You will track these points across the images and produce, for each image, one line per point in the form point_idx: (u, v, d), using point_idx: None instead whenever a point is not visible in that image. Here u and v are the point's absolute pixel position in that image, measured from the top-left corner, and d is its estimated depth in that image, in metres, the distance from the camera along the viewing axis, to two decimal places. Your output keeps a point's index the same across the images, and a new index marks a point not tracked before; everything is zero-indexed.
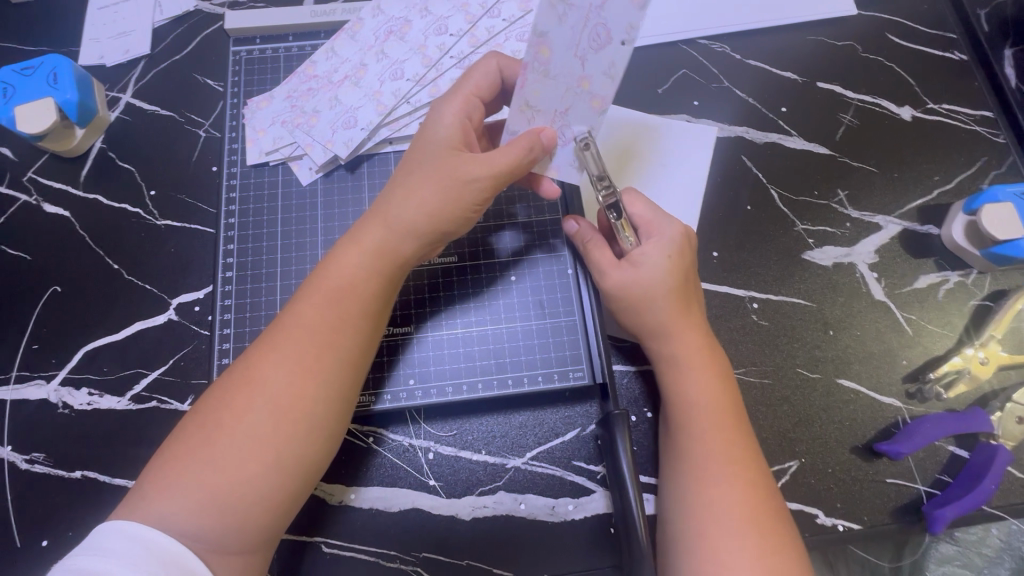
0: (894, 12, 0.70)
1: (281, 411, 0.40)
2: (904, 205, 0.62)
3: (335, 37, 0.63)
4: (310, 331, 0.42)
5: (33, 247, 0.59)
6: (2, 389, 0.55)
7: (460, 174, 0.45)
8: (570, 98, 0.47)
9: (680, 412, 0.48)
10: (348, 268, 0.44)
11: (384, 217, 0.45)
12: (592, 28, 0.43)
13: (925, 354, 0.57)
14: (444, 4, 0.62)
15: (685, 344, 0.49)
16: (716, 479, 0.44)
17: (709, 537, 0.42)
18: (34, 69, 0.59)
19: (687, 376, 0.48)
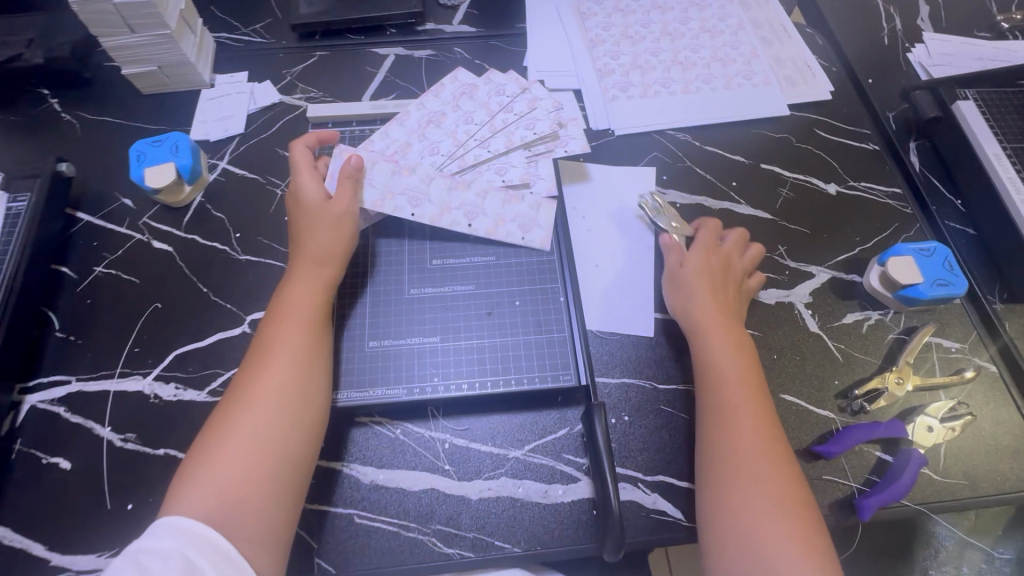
0: (820, 114, 0.90)
1: (273, 393, 0.55)
2: (832, 259, 0.78)
3: (387, 124, 0.81)
4: (276, 337, 0.59)
5: (142, 273, 0.76)
6: (106, 382, 0.68)
7: (337, 212, 0.66)
8: (383, 184, 0.71)
9: (712, 377, 0.63)
10: (303, 293, 0.62)
11: (307, 256, 0.64)
12: (420, 196, 0.72)
13: (853, 376, 0.70)
14: (470, 102, 0.82)
15: (711, 328, 0.65)
16: (746, 421, 0.59)
17: (739, 467, 0.56)
18: (162, 143, 0.79)
19: (716, 347, 0.64)
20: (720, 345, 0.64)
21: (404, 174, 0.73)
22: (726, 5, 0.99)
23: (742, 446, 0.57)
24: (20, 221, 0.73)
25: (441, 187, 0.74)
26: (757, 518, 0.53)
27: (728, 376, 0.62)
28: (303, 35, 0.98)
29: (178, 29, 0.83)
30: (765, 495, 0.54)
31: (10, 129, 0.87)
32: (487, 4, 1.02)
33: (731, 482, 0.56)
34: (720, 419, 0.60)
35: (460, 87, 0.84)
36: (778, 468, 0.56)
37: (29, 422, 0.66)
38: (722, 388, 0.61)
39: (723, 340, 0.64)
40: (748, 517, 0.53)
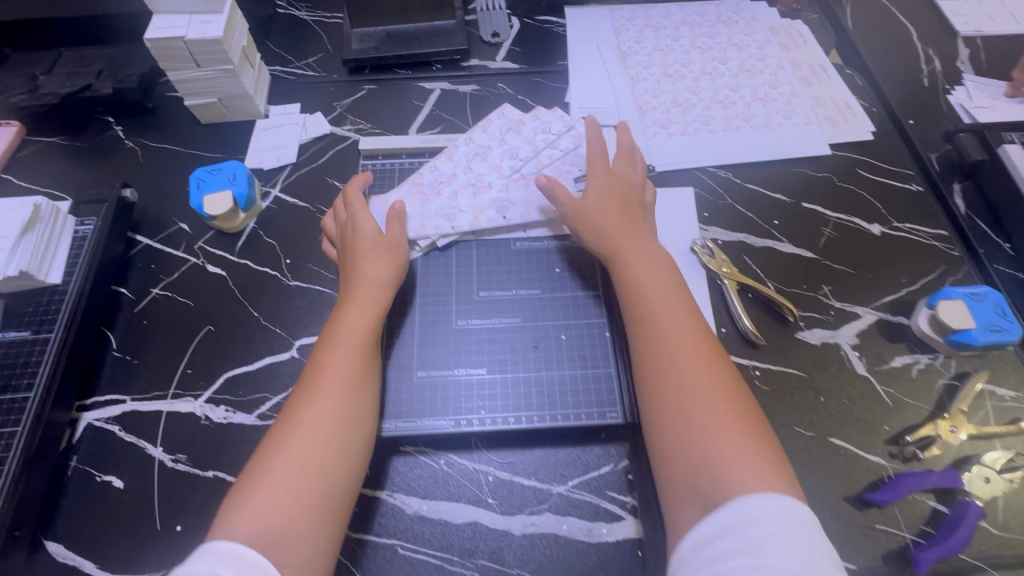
0: (862, 154, 0.91)
1: (323, 418, 0.56)
2: (878, 300, 0.77)
3: (436, 157, 0.83)
4: (330, 361, 0.60)
5: (196, 296, 0.78)
6: (159, 402, 0.70)
7: (391, 243, 0.69)
8: (419, 214, 0.76)
9: (629, 292, 0.66)
10: (354, 324, 0.63)
11: (361, 282, 0.66)
12: (453, 214, 0.76)
13: (903, 421, 0.69)
14: (516, 137, 0.84)
15: (625, 245, 0.69)
16: (678, 340, 0.61)
17: (680, 382, 0.58)
18: (220, 171, 0.83)
19: (631, 267, 0.67)
20: (647, 281, 0.66)
21: (433, 199, 0.78)
22: (765, 46, 1.02)
23: (683, 376, 0.59)
24: (86, 243, 0.76)
25: (469, 197, 0.78)
26: (715, 437, 0.55)
27: (645, 293, 0.65)
28: (352, 69, 1.02)
29: (240, 64, 0.88)
30: (708, 401, 0.57)
31: (77, 155, 0.92)
32: (530, 42, 1.05)
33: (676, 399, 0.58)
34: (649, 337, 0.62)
35: (507, 122, 0.86)
36: (717, 376, 0.59)
37: (85, 440, 0.68)
38: (662, 329, 0.62)
39: (648, 279, 0.66)
40: (695, 424, 0.56)
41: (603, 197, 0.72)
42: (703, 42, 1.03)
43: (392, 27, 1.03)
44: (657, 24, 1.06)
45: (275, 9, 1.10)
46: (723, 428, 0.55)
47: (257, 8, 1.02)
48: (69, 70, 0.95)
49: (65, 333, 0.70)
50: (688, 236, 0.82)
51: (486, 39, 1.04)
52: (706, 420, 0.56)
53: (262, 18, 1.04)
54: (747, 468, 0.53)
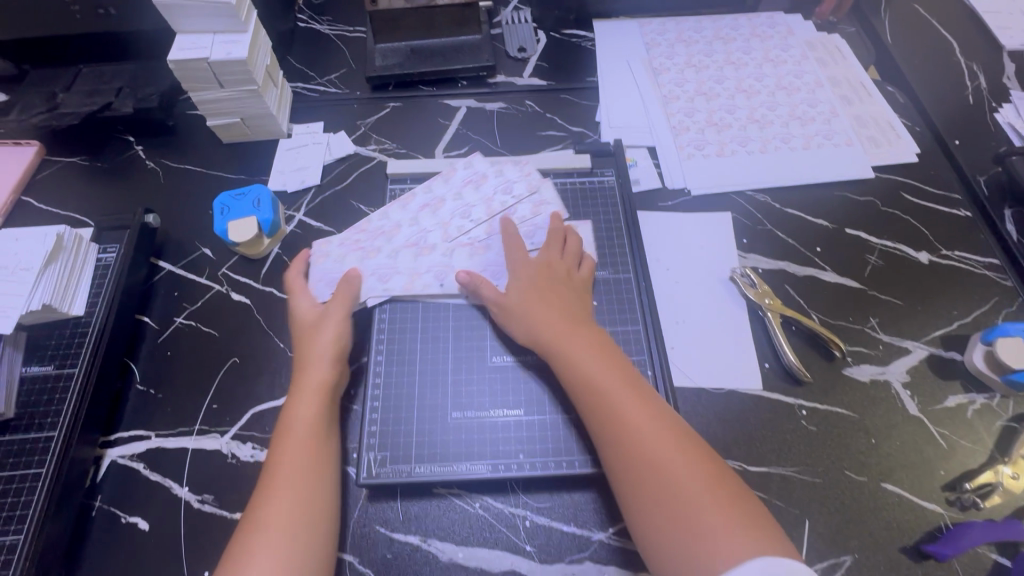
0: (906, 176, 0.87)
1: (285, 513, 0.54)
2: (929, 333, 0.74)
3: (388, 205, 0.80)
4: (282, 455, 0.58)
5: (220, 326, 0.76)
6: (185, 439, 0.68)
7: (344, 310, 0.68)
8: (362, 268, 0.73)
9: (580, 380, 0.60)
10: (301, 409, 0.61)
11: (306, 361, 0.64)
12: (390, 272, 0.73)
13: (961, 466, 0.65)
14: (473, 194, 0.80)
15: (559, 335, 0.63)
16: (638, 421, 0.56)
17: (651, 465, 0.54)
18: (244, 196, 0.80)
19: (577, 353, 0.61)
20: (574, 351, 0.61)
21: (371, 256, 0.75)
22: (802, 62, 0.98)
23: (642, 445, 0.55)
24: (109, 272, 0.74)
25: (408, 258, 0.74)
26: (690, 501, 0.51)
27: (592, 375, 0.60)
28: (376, 85, 0.99)
29: (264, 83, 0.85)
30: (682, 482, 0.52)
31: (97, 176, 0.90)
32: (557, 57, 1.02)
33: (644, 489, 0.53)
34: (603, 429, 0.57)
35: (466, 177, 0.82)
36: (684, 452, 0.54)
37: (109, 478, 0.66)
38: (603, 396, 0.58)
39: (584, 364, 0.60)
40: (689, 516, 0.50)
41: (526, 285, 0.67)
42: (738, 58, 0.99)
43: (416, 42, 1.00)
44: (690, 38, 1.02)
45: (296, 23, 1.07)
46: (694, 489, 0.52)
47: (279, 22, 1.00)
48: (89, 87, 0.93)
49: (89, 368, 0.68)
50: (728, 264, 0.79)
51: (513, 53, 1.01)
52: (676, 484, 0.52)
53: (284, 33, 1.02)
54: (727, 536, 0.49)
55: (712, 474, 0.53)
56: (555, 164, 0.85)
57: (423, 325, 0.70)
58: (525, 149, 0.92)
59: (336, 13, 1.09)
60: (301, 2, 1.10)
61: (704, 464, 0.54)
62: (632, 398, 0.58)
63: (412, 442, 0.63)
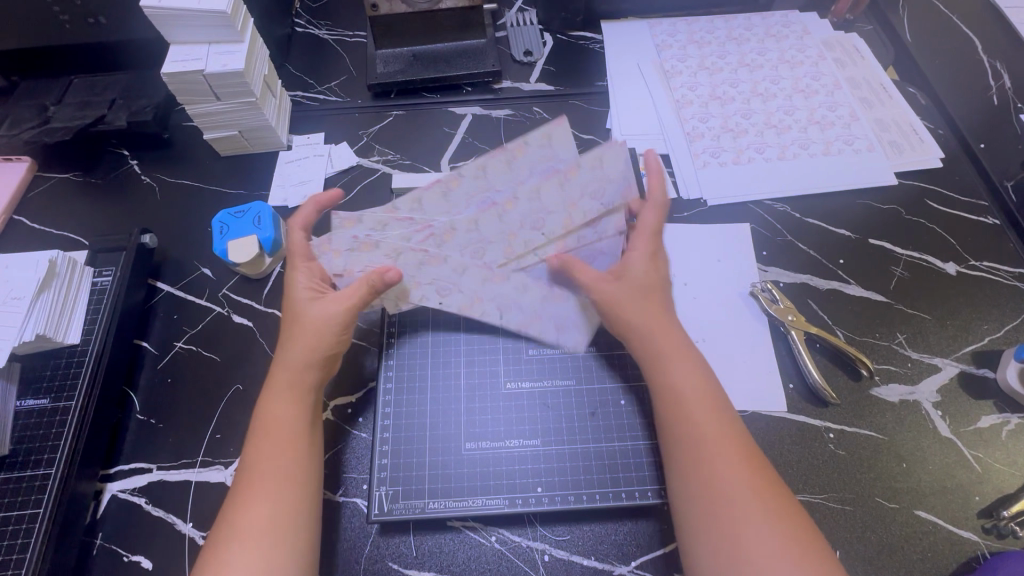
0: (930, 182, 0.84)
1: (261, 521, 0.53)
2: (959, 350, 0.71)
3: (427, 186, 0.63)
4: (260, 460, 0.56)
5: (222, 350, 0.73)
6: (187, 472, 0.66)
7: (328, 319, 0.63)
8: (415, 277, 0.65)
9: (675, 400, 0.59)
10: (282, 413, 0.59)
11: (286, 365, 0.61)
12: (450, 286, 0.65)
13: (996, 491, 0.63)
14: (556, 193, 0.65)
15: (662, 353, 0.61)
16: (722, 457, 0.55)
17: (720, 501, 0.53)
18: (244, 213, 0.77)
19: (677, 372, 0.60)
20: (673, 361, 0.61)
21: (433, 263, 0.65)
22: (819, 63, 0.95)
23: (720, 476, 0.54)
24: (106, 297, 0.71)
25: (477, 276, 0.66)
26: (744, 514, 0.52)
27: (688, 399, 0.58)
28: (378, 93, 0.96)
29: (262, 95, 0.82)
30: (759, 519, 0.51)
31: (91, 192, 0.86)
32: (565, 60, 0.98)
33: (720, 525, 0.52)
34: (692, 457, 0.55)
35: (550, 162, 0.64)
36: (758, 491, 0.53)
37: (109, 514, 0.63)
38: (686, 406, 0.58)
39: (683, 388, 0.59)
40: (755, 555, 0.50)
41: (648, 273, 0.66)
42: (752, 59, 0.96)
43: (419, 47, 0.97)
44: (702, 39, 0.99)
45: (293, 27, 1.03)
46: (745, 504, 0.52)
47: (275, 28, 0.96)
48: (80, 99, 0.89)
49: (86, 399, 0.66)
50: (749, 278, 0.76)
51: (519, 57, 0.98)
52: (729, 497, 0.52)
53: (281, 39, 0.98)
54: (784, 560, 0.49)
55: (764, 492, 0.53)
56: None
57: (433, 350, 0.68)
58: None
59: (334, 17, 1.05)
60: (299, 6, 1.06)
61: (781, 502, 0.53)
62: (712, 415, 0.57)
63: (425, 475, 0.61)
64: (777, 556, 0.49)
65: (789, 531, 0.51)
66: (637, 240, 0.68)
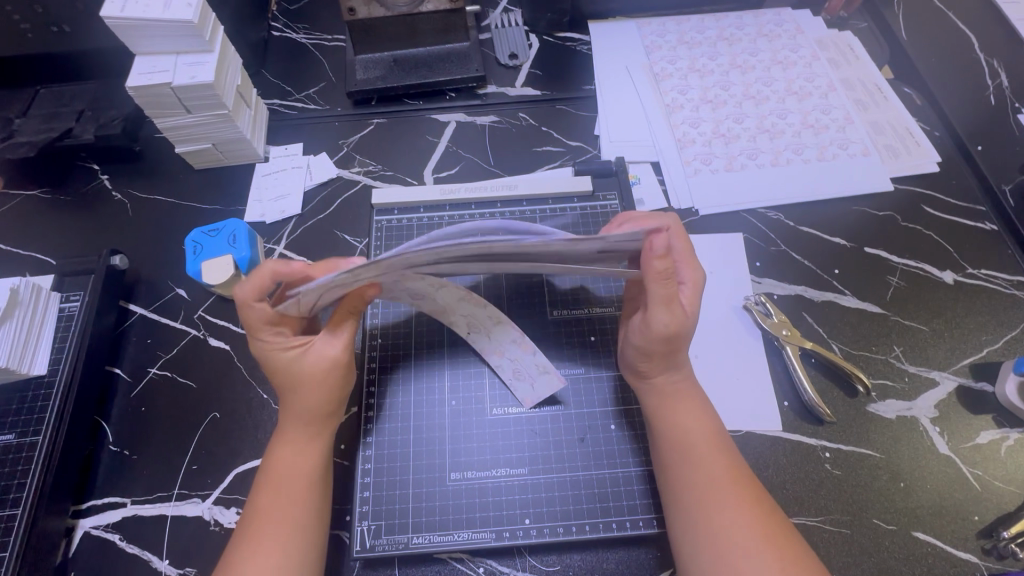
0: (927, 187, 0.82)
1: (263, 570, 0.50)
2: (956, 362, 0.70)
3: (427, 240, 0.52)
4: (268, 508, 0.54)
5: (197, 376, 0.71)
6: (163, 505, 0.63)
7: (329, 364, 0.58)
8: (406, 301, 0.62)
9: (681, 440, 0.57)
10: (294, 460, 0.57)
11: (292, 410, 0.58)
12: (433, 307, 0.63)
13: (996, 510, 0.61)
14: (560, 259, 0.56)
15: (671, 393, 0.59)
16: (732, 501, 0.52)
17: (728, 548, 0.50)
18: (218, 232, 0.74)
19: (682, 410, 0.58)
20: (680, 400, 0.59)
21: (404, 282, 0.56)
22: (812, 63, 0.92)
23: (732, 521, 0.51)
24: (74, 324, 0.68)
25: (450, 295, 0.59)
26: (752, 559, 0.49)
27: (695, 438, 0.56)
28: (358, 101, 0.92)
29: (235, 107, 0.78)
30: (770, 569, 0.49)
31: (59, 210, 0.83)
32: (552, 63, 0.95)
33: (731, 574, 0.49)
34: (701, 500, 0.53)
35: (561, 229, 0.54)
36: (770, 538, 0.50)
37: (82, 552, 0.61)
38: (692, 447, 0.56)
39: (690, 427, 0.57)
40: None
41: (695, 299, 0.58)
42: (744, 60, 0.93)
43: (399, 52, 0.93)
44: (692, 40, 0.96)
45: (269, 32, 1.00)
46: (753, 549, 0.50)
47: (250, 34, 0.92)
48: (47, 111, 0.85)
49: (54, 434, 0.63)
50: (742, 291, 0.74)
51: (504, 61, 0.94)
52: (736, 542, 0.50)
53: (255, 44, 0.94)
54: None
55: (774, 534, 0.51)
56: (553, 187, 0.79)
57: (416, 373, 0.65)
58: (521, 168, 0.86)
59: (311, 20, 1.01)
60: (275, 9, 1.02)
61: (794, 548, 0.50)
62: (717, 456, 0.55)
63: (409, 508, 0.59)
64: None
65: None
66: (683, 268, 0.58)
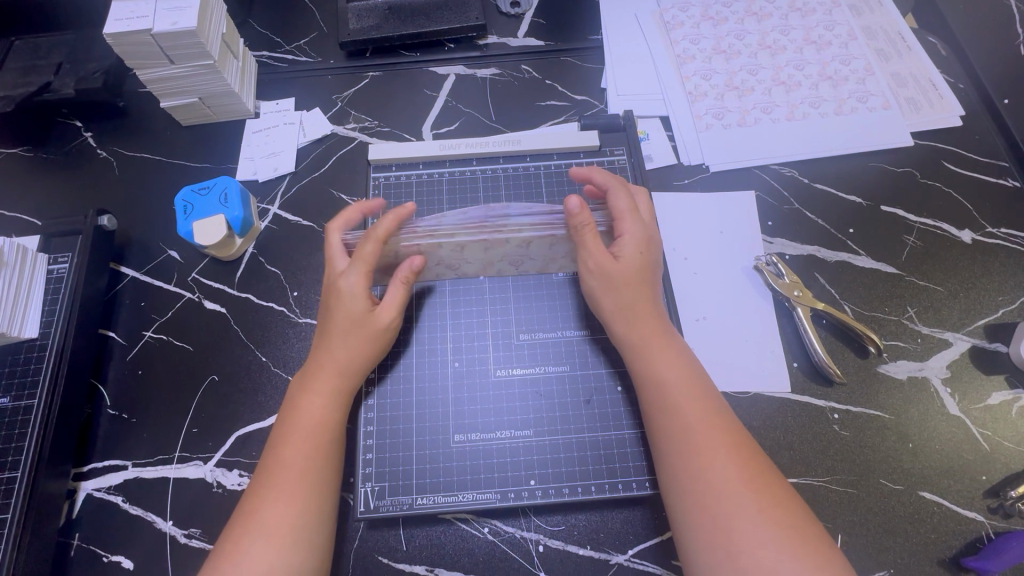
0: (949, 143, 0.78)
1: (282, 522, 0.49)
2: (971, 324, 0.68)
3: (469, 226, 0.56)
4: (292, 460, 0.52)
5: (194, 339, 0.69)
6: (165, 468, 0.63)
7: (379, 329, 0.58)
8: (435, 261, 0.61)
9: (662, 391, 0.54)
10: (312, 410, 0.55)
11: (332, 364, 0.57)
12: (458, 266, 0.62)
13: (1004, 470, 0.61)
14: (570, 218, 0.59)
15: (652, 342, 0.56)
16: (715, 448, 0.50)
17: (713, 498, 0.48)
18: (208, 190, 0.71)
19: (662, 360, 0.55)
20: (661, 347, 0.56)
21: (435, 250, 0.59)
22: (833, 10, 0.87)
23: (714, 468, 0.49)
24: (64, 287, 0.66)
25: (478, 250, 0.59)
26: (731, 503, 0.48)
27: (676, 387, 0.54)
28: (352, 53, 0.87)
29: (221, 57, 0.74)
30: (751, 517, 0.47)
31: (43, 169, 0.80)
32: (556, 11, 0.89)
33: (715, 524, 0.47)
34: (684, 450, 0.51)
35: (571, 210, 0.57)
36: (755, 485, 0.48)
37: (86, 514, 0.61)
38: (673, 395, 0.53)
39: (669, 376, 0.54)
40: (754, 555, 0.45)
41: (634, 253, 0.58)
42: (761, 7, 0.87)
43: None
44: None
45: None
46: (736, 497, 0.48)
47: None
48: (23, 64, 0.81)
49: (50, 397, 0.61)
50: (754, 251, 0.72)
51: (505, 9, 0.89)
52: (718, 489, 0.48)
53: None
54: (783, 561, 0.45)
55: (757, 480, 0.49)
56: (557, 142, 0.76)
57: (417, 338, 0.63)
58: (524, 123, 0.82)
59: None
60: None
61: (781, 493, 0.48)
62: (700, 405, 0.53)
63: (412, 469, 0.58)
64: (777, 554, 0.45)
65: (777, 515, 0.47)
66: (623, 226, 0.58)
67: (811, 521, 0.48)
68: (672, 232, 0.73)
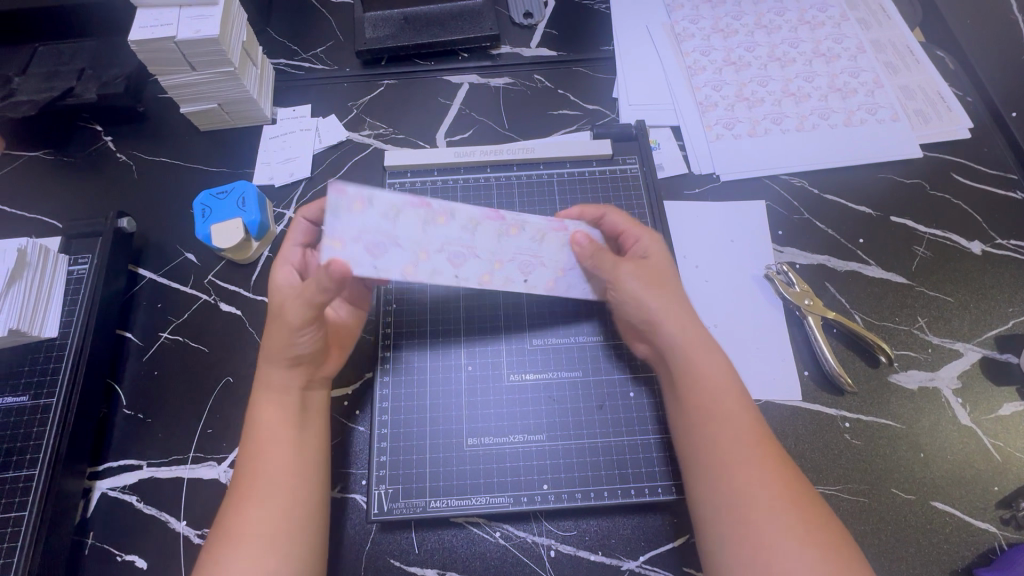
0: (958, 155, 0.79)
1: (260, 525, 0.50)
2: (982, 335, 0.68)
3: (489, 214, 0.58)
4: (261, 463, 0.53)
5: (210, 341, 0.70)
6: (180, 468, 0.63)
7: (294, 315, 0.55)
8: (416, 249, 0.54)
9: (699, 399, 0.54)
10: (275, 413, 0.55)
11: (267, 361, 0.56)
12: (452, 255, 0.56)
13: (1016, 481, 0.61)
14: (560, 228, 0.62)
15: (684, 349, 0.55)
16: (751, 459, 0.50)
17: (747, 509, 0.48)
18: (226, 195, 0.72)
19: (698, 367, 0.55)
20: (696, 354, 0.55)
21: (437, 225, 0.55)
22: (842, 24, 0.88)
23: (749, 479, 0.49)
24: (83, 287, 0.67)
25: (489, 236, 0.58)
26: (758, 514, 0.48)
27: (712, 395, 0.54)
28: (367, 61, 0.89)
29: (241, 64, 0.75)
30: (786, 532, 0.47)
31: (63, 172, 0.81)
32: (569, 23, 0.91)
33: (748, 536, 0.47)
34: (718, 459, 0.51)
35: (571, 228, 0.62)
36: (789, 499, 0.48)
37: (100, 512, 0.61)
38: (709, 402, 0.53)
39: (705, 383, 0.54)
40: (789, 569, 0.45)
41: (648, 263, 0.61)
42: (770, 20, 0.89)
43: (410, 9, 0.89)
44: None
45: None
46: (770, 509, 0.48)
47: None
48: (46, 69, 0.82)
49: (68, 396, 0.62)
50: (764, 259, 0.72)
51: (518, 20, 0.90)
52: (752, 500, 0.48)
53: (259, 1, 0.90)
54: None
55: (791, 493, 0.49)
56: (570, 150, 0.77)
57: (432, 343, 0.64)
58: (536, 132, 0.83)
59: None
60: None
61: (813, 507, 0.49)
62: (737, 413, 0.53)
63: (426, 472, 0.59)
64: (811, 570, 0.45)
65: (811, 532, 0.47)
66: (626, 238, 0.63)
67: (843, 537, 0.48)
68: (682, 240, 0.73)
